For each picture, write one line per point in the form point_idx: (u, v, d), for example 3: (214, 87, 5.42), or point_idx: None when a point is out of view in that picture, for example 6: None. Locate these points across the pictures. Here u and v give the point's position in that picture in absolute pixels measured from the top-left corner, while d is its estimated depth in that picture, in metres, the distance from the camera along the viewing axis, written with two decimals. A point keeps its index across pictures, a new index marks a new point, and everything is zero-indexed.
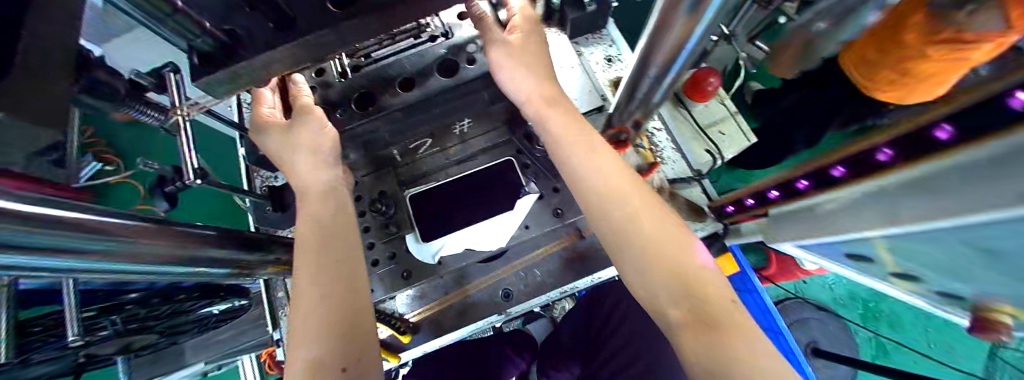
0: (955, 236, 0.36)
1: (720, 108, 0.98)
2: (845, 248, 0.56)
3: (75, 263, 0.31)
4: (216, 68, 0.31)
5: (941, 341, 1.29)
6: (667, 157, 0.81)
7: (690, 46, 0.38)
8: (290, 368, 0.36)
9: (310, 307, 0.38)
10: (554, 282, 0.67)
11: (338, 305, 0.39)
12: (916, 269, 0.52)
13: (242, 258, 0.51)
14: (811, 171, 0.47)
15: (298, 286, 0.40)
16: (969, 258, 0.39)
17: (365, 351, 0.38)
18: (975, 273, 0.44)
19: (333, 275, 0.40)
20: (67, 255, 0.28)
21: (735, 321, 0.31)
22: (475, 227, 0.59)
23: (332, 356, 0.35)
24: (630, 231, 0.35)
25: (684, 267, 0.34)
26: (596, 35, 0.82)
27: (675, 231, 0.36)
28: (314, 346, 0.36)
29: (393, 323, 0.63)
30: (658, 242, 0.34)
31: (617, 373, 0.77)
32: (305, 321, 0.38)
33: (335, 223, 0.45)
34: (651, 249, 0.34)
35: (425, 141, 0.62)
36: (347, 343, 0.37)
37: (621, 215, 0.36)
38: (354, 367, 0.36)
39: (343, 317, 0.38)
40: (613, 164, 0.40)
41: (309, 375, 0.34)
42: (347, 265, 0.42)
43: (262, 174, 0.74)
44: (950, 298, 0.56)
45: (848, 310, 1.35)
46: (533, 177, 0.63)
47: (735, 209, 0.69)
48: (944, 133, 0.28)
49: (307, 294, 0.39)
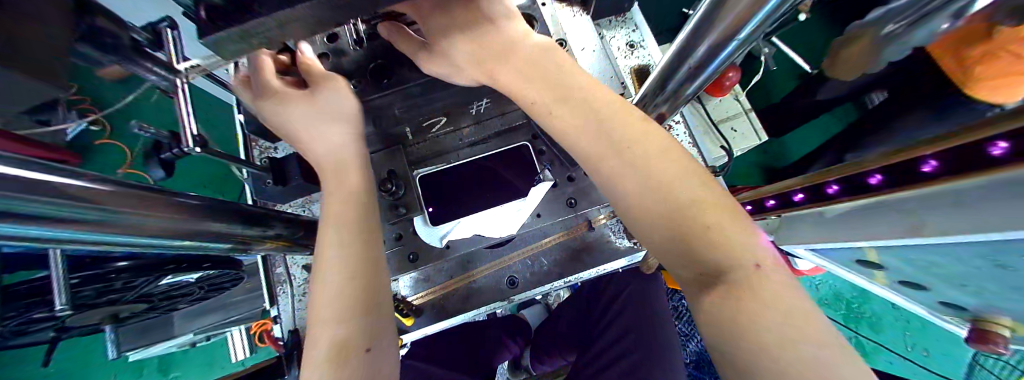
0: (984, 248, 0.36)
1: (735, 105, 0.96)
2: (858, 252, 0.56)
3: (75, 231, 0.28)
4: (226, 25, 0.28)
5: (919, 344, 1.34)
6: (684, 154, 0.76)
7: (741, 37, 0.34)
8: (308, 346, 0.35)
9: (324, 287, 0.37)
10: (560, 271, 0.66)
11: (351, 284, 0.37)
12: (921, 276, 0.53)
13: (241, 233, 0.49)
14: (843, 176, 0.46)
15: (322, 263, 0.39)
16: (985, 269, 0.41)
17: (383, 329, 0.37)
18: (987, 287, 0.46)
19: (356, 254, 0.39)
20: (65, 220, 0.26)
21: (758, 280, 0.25)
22: (489, 212, 0.57)
23: (354, 336, 0.34)
24: (623, 180, 0.32)
25: (683, 212, 0.28)
26: (619, 18, 0.78)
27: (673, 176, 0.30)
28: (326, 331, 0.35)
29: (394, 305, 0.61)
30: (655, 187, 0.30)
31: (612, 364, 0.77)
32: (325, 300, 0.36)
33: (362, 199, 0.43)
34: (646, 197, 0.30)
35: (439, 120, 0.57)
36: (367, 322, 0.36)
37: (615, 168, 0.33)
38: (376, 347, 0.35)
39: (366, 298, 0.37)
40: (620, 116, 0.35)
41: (331, 354, 0.33)
42: (369, 247, 0.40)
43: (261, 144, 0.71)
44: (955, 308, 0.58)
45: (833, 311, 1.40)
46: (548, 165, 0.62)
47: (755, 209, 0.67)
48: (998, 151, 0.27)
49: (320, 276, 0.38)
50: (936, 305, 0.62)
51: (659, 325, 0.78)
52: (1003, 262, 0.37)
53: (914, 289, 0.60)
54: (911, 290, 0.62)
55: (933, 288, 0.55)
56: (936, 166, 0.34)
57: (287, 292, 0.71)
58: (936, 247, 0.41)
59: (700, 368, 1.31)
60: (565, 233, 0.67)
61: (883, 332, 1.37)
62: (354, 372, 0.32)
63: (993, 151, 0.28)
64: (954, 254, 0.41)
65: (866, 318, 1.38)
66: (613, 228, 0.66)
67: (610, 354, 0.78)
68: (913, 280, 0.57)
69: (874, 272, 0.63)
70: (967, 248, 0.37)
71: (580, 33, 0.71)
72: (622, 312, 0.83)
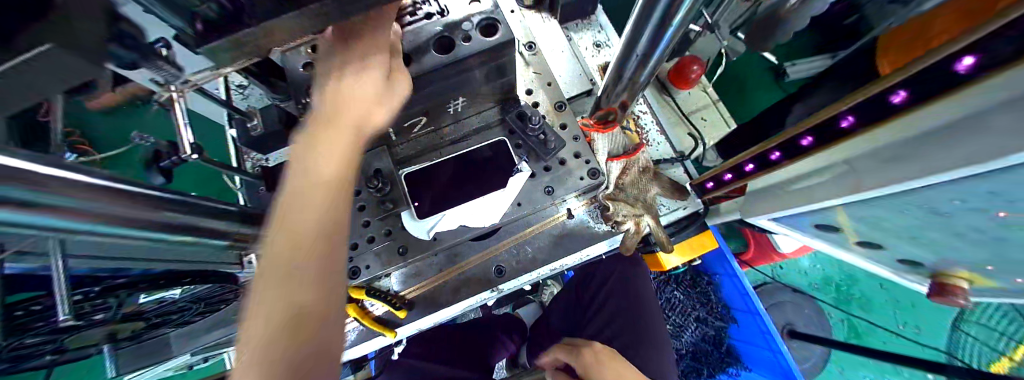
0: (911, 198, 0.42)
1: (703, 97, 1.01)
2: (821, 217, 0.59)
3: (115, 225, 0.32)
4: (221, 35, 0.33)
5: (909, 322, 1.39)
6: (652, 139, 0.77)
7: (674, 23, 0.40)
8: (256, 303, 0.34)
9: (282, 248, 0.35)
10: (545, 257, 0.69)
11: (317, 247, 0.36)
12: (874, 234, 0.58)
13: (240, 232, 0.52)
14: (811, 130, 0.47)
15: (279, 217, 0.37)
16: (919, 219, 0.46)
17: (341, 293, 0.38)
18: (929, 238, 0.50)
19: (319, 215, 0.37)
20: (102, 210, 0.29)
21: None
22: (470, 204, 0.62)
23: (320, 298, 0.35)
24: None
25: None
26: (584, 21, 0.84)
27: None
28: (282, 292, 0.33)
29: (387, 299, 0.64)
30: None
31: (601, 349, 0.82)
32: (277, 259, 0.35)
33: (326, 153, 0.40)
34: None
35: (419, 120, 0.60)
36: (329, 289, 0.36)
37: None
38: (337, 309, 0.37)
39: (327, 264, 0.37)
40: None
41: (284, 318, 0.33)
42: (334, 208, 0.39)
43: (253, 155, 0.73)
44: (911, 266, 0.63)
45: (822, 293, 1.42)
46: (526, 156, 0.65)
47: (717, 185, 0.69)
48: (901, 97, 0.35)
49: (279, 236, 0.35)
50: (895, 264, 0.67)
51: (642, 308, 0.83)
52: (930, 205, 0.42)
53: (873, 251, 0.65)
54: (874, 254, 0.67)
55: (888, 247, 0.60)
56: (853, 120, 0.41)
57: None
58: (878, 200, 0.45)
59: (697, 358, 1.35)
60: (548, 221, 0.70)
61: (873, 310, 1.40)
62: (319, 328, 0.34)
63: (897, 99, 0.36)
64: (892, 204, 0.45)
65: (856, 299, 1.42)
66: (590, 215, 0.70)
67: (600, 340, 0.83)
68: (871, 241, 0.61)
69: (838, 239, 0.67)
70: (901, 199, 0.42)
71: (549, 35, 0.78)
72: (608, 298, 0.86)
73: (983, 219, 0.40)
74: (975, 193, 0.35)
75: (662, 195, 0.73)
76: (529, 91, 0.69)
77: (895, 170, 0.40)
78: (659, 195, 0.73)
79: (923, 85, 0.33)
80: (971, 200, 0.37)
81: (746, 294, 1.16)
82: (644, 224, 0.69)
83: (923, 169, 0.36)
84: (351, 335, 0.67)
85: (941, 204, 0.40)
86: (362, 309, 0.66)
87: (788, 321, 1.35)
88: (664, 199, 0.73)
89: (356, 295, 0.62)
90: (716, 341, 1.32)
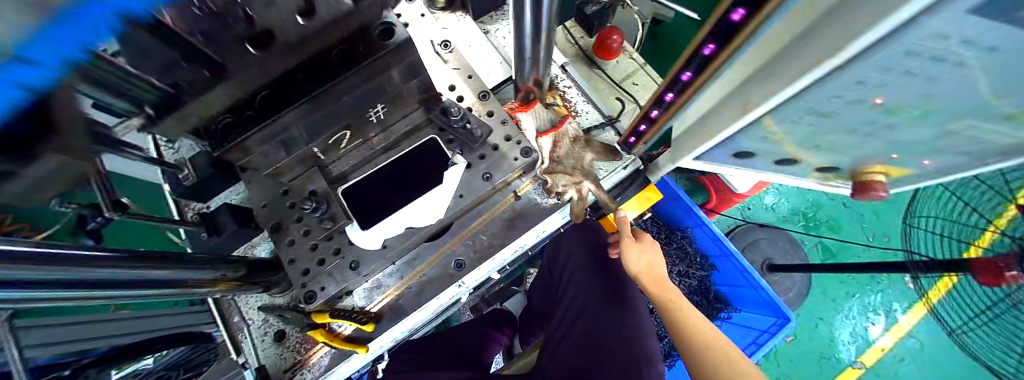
0: (807, 104, 0.44)
1: (631, 63, 1.04)
2: (738, 146, 0.62)
3: (58, 288, 0.32)
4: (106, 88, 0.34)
5: (878, 233, 1.47)
6: (581, 110, 0.82)
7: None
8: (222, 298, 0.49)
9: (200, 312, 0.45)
10: (499, 242, 0.71)
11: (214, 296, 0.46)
12: (785, 151, 0.62)
13: (190, 277, 0.50)
14: (686, 61, 0.49)
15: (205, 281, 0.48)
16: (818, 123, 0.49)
17: None
18: (832, 140, 0.55)
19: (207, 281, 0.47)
20: (37, 276, 0.29)
21: (688, 308, 0.68)
22: (412, 204, 0.63)
23: None
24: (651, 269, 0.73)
25: (663, 286, 0.71)
26: (499, 12, 0.86)
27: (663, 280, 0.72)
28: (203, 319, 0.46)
29: (353, 316, 0.64)
30: (658, 279, 0.72)
31: (570, 329, 0.81)
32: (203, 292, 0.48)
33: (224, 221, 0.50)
34: (656, 280, 0.72)
35: (343, 134, 0.59)
36: None
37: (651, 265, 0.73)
38: None
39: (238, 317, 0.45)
40: (645, 257, 0.73)
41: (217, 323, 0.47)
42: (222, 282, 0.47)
43: (194, 205, 0.73)
44: (836, 173, 0.68)
45: (793, 225, 1.48)
46: (459, 150, 0.67)
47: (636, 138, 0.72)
48: (738, 15, 0.36)
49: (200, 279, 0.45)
50: (822, 176, 0.71)
51: (603, 281, 0.83)
52: (819, 108, 0.46)
53: (798, 167, 0.69)
54: (801, 170, 0.71)
55: (806, 159, 0.64)
56: (712, 46, 0.43)
57: (255, 336, 0.69)
58: (777, 117, 0.49)
59: None
60: (497, 206, 0.72)
61: (843, 230, 1.48)
62: None
63: (736, 16, 0.37)
64: (786, 116, 0.48)
65: (825, 223, 1.48)
66: (536, 192, 0.73)
67: (569, 320, 0.83)
68: (791, 158, 0.65)
69: (768, 164, 0.71)
70: (797, 108, 0.45)
71: (466, 33, 0.80)
72: (571, 278, 0.89)
73: (865, 109, 0.45)
74: (839, 83, 0.38)
75: (597, 159, 0.77)
76: (451, 86, 0.70)
77: (772, 80, 0.40)
78: (596, 161, 0.77)
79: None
80: (848, 94, 0.41)
81: (717, 240, 1.21)
82: (586, 190, 0.74)
83: (781, 75, 0.38)
84: (325, 359, 0.67)
85: (823, 104, 0.44)
86: (330, 332, 0.66)
87: (766, 256, 1.39)
88: (598, 161, 0.77)
89: (321, 319, 0.62)
90: (702, 291, 1.35)
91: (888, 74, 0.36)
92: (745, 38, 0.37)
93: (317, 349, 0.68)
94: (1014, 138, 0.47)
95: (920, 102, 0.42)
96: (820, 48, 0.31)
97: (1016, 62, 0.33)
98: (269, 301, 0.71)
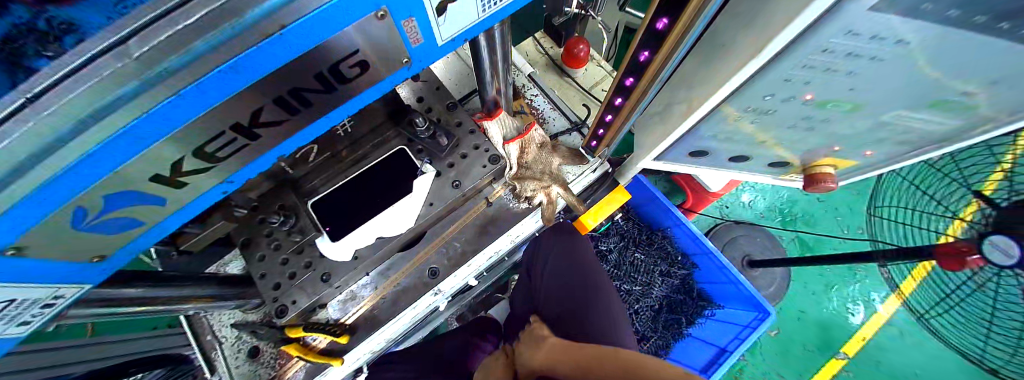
0: (746, 102, 0.47)
1: (600, 70, 1.07)
2: (693, 146, 0.65)
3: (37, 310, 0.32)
4: None
5: (853, 224, 1.51)
6: (548, 117, 0.85)
7: None
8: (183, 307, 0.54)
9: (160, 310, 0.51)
10: (472, 248, 0.72)
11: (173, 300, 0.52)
12: (739, 148, 0.65)
13: (160, 295, 0.50)
14: (629, 68, 0.52)
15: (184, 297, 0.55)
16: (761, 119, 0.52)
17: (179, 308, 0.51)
18: (780, 134, 0.58)
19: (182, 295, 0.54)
20: None
21: None
22: (381, 216, 0.66)
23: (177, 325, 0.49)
24: None
25: None
26: None
27: None
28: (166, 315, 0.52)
29: (326, 329, 0.64)
30: None
31: None
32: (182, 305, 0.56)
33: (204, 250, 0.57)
34: None
35: (309, 148, 0.63)
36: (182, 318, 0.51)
37: None
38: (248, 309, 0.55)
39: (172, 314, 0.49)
40: None
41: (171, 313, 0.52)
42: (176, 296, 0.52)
43: None
44: (791, 168, 0.71)
45: (770, 221, 1.52)
46: (429, 159, 0.69)
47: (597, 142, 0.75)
48: (661, 23, 0.40)
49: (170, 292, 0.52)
50: (780, 170, 0.74)
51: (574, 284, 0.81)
52: (759, 106, 0.49)
53: (754, 163, 0.73)
54: (758, 166, 0.75)
55: (759, 155, 0.68)
56: (646, 53, 0.46)
57: (228, 353, 0.68)
58: (722, 115, 0.51)
59: (674, 309, 1.35)
60: (470, 212, 0.74)
61: (818, 223, 1.52)
62: None
63: (660, 25, 0.40)
64: (730, 114, 0.51)
65: (801, 217, 1.53)
66: (507, 198, 0.75)
67: None
68: (746, 154, 0.68)
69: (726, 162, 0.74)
70: (737, 106, 0.48)
71: None
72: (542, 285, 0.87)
73: (800, 105, 0.48)
74: (769, 82, 0.41)
75: (565, 163, 0.80)
76: (419, 98, 0.73)
77: (716, 78, 0.42)
78: (564, 165, 0.80)
79: (671, 10, 0.37)
80: (781, 91, 0.44)
81: (696, 238, 1.23)
82: (555, 194, 0.77)
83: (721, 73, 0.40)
84: (300, 373, 0.67)
85: (760, 101, 0.47)
86: (305, 346, 0.66)
87: (745, 252, 1.42)
88: (566, 165, 0.80)
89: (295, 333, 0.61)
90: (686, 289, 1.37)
91: (811, 71, 0.39)
92: (672, 45, 0.40)
93: (292, 363, 0.68)
94: (942, 124, 0.51)
95: (848, 95, 0.45)
96: (754, 43, 0.34)
97: (918, 57, 0.36)
98: (242, 318, 0.70)
